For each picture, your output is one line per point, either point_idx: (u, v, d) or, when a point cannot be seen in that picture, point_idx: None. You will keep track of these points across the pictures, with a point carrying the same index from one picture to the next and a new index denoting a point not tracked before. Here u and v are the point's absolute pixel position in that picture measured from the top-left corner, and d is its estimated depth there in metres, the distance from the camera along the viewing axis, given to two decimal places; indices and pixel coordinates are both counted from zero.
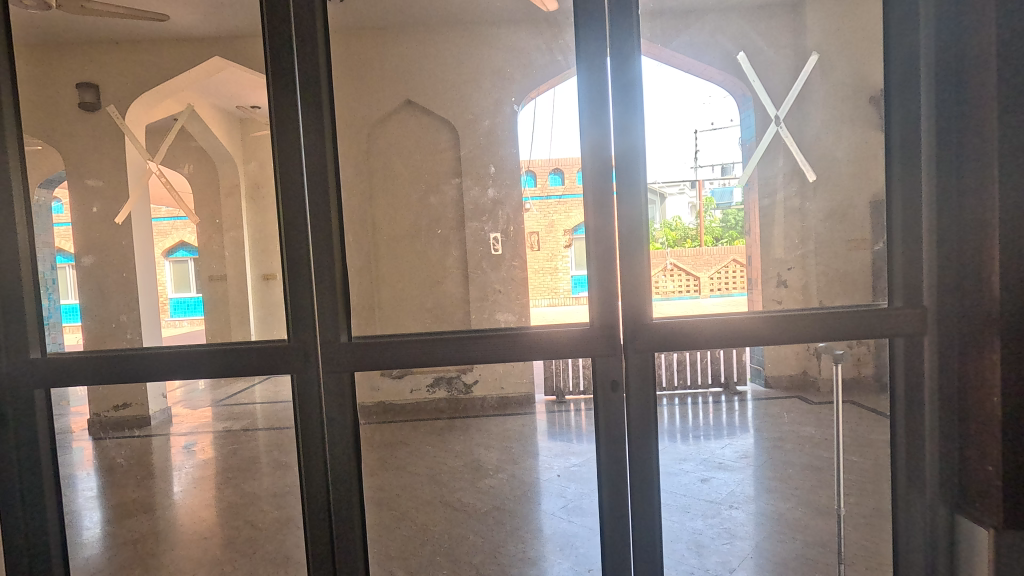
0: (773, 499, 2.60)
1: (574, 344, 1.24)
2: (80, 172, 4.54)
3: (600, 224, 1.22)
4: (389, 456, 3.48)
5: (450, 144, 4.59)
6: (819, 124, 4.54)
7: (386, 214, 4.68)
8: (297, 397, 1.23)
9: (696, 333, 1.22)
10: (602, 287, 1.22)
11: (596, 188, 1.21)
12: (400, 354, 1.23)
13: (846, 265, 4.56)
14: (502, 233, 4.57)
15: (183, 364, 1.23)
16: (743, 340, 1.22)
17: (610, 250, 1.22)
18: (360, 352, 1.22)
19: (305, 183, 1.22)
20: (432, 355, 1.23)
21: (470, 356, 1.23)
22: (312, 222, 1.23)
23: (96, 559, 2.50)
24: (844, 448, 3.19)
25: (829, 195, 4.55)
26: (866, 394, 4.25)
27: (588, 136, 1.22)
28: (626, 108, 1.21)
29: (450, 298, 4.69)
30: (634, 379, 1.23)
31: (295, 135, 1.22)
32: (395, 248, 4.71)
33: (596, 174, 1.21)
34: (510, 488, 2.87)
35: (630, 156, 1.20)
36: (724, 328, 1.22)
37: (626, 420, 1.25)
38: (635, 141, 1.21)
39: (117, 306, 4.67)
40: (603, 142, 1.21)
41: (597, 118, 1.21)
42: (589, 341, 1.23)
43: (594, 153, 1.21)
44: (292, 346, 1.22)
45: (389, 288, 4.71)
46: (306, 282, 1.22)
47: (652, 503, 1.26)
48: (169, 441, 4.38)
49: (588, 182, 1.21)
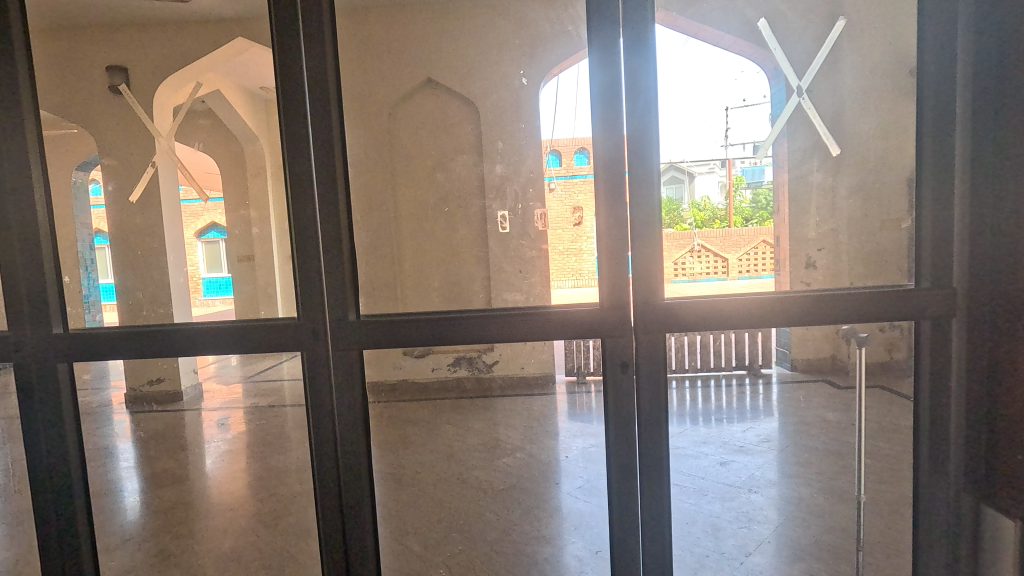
0: (794, 484, 2.55)
1: (584, 326, 1.21)
2: (111, 155, 4.66)
3: (610, 207, 1.18)
4: (409, 433, 3.53)
5: (470, 124, 4.56)
6: (853, 98, 4.35)
7: (408, 194, 4.69)
8: (307, 375, 1.24)
9: (708, 313, 1.19)
10: (612, 269, 1.18)
11: (608, 171, 1.17)
12: (406, 333, 1.22)
13: (879, 245, 4.40)
14: (508, 212, 4.52)
15: (206, 341, 1.25)
16: (759, 322, 1.19)
17: (620, 231, 1.18)
18: (368, 330, 1.22)
19: (313, 160, 1.22)
20: (442, 335, 1.23)
21: (478, 335, 1.22)
22: (320, 200, 1.22)
23: (130, 527, 2.61)
24: (871, 433, 3.10)
25: (863, 172, 4.37)
26: (898, 379, 4.12)
27: (600, 119, 1.17)
28: (640, 83, 1.16)
29: (470, 279, 4.70)
30: (642, 358, 1.21)
31: (301, 111, 1.21)
32: (416, 228, 4.72)
33: (607, 159, 1.17)
34: (527, 467, 2.89)
35: (644, 136, 1.16)
36: (737, 309, 1.19)
37: (636, 402, 1.23)
38: (649, 120, 1.16)
39: (148, 285, 4.82)
40: (615, 122, 1.17)
41: (610, 99, 1.17)
42: (598, 323, 1.20)
43: (606, 134, 1.17)
44: (302, 324, 1.23)
45: (411, 268, 4.75)
46: (314, 260, 1.22)
47: (663, 486, 1.24)
48: (201, 415, 4.53)
49: (599, 164, 1.17)
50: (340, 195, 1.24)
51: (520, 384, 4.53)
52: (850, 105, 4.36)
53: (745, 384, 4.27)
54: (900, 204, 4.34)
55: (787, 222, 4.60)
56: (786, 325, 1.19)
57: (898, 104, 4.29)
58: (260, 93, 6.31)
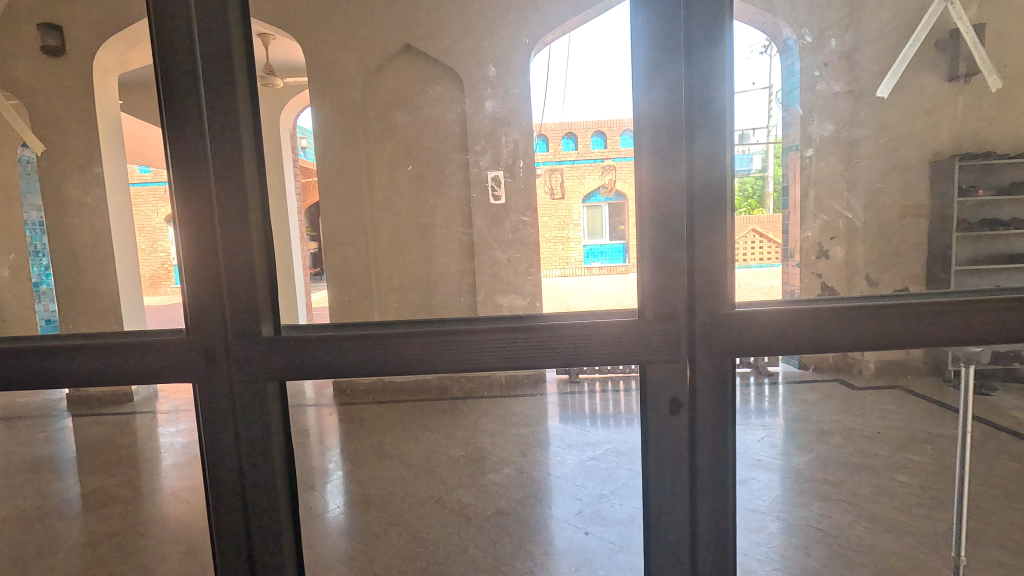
0: (827, 509, 2.20)
1: (616, 345, 0.80)
2: (48, 126, 4.12)
3: (657, 184, 0.78)
4: (383, 443, 3.13)
5: (454, 97, 4.13)
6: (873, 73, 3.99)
7: (384, 174, 4.23)
8: (201, 415, 0.82)
9: (801, 327, 0.80)
10: (661, 263, 0.79)
11: (658, 120, 0.78)
12: (347, 353, 0.81)
13: (896, 234, 4.07)
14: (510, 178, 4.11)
15: (99, 366, 0.83)
16: (875, 340, 0.81)
17: (674, 219, 0.78)
18: (290, 349, 0.81)
19: (203, 94, 0.79)
20: (402, 358, 0.82)
21: (457, 359, 0.81)
22: (216, 157, 0.79)
23: (42, 566, 2.18)
24: (902, 442, 2.77)
25: (881, 154, 4.03)
26: (915, 380, 3.82)
27: (647, 37, 0.77)
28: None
29: (454, 269, 4.28)
30: (700, 393, 0.82)
31: (185, 14, 0.78)
32: (393, 212, 4.27)
33: (658, 98, 0.78)
34: (517, 486, 2.51)
35: (711, 64, 0.77)
36: (847, 323, 0.80)
37: (691, 447, 0.84)
38: (719, 42, 0.77)
39: (94, 273, 4.32)
40: (670, 45, 0.77)
41: (664, 9, 0.77)
42: (640, 343, 0.80)
43: (654, 64, 0.77)
44: (190, 340, 0.81)
45: (388, 257, 4.29)
46: (207, 250, 0.79)
47: (727, 571, 0.87)
48: (152, 418, 4.07)
49: (644, 110, 0.78)
50: (247, 147, 0.81)
51: (508, 383, 4.16)
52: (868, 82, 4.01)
53: (751, 384, 3.94)
54: (919, 190, 4.02)
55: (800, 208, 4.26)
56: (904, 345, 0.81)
57: (921, 81, 3.94)
58: None
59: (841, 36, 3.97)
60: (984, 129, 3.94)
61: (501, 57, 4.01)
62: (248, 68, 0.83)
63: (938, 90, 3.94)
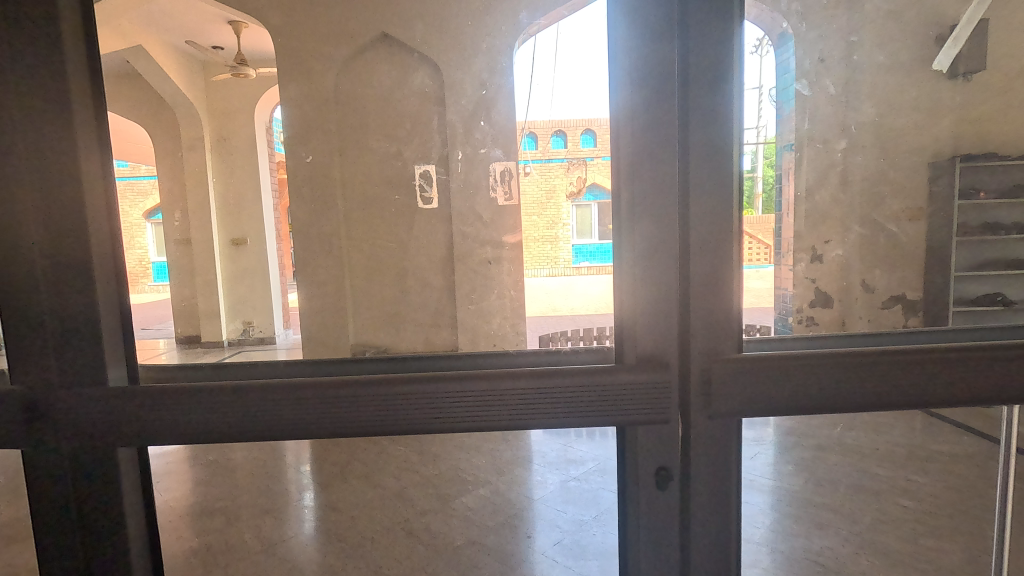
0: (825, 538, 2.03)
1: (607, 402, 0.83)
2: None
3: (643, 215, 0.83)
4: (352, 460, 2.92)
5: (433, 90, 3.92)
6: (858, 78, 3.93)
7: (359, 171, 4.01)
8: None
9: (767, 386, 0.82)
10: (654, 315, 0.83)
11: (654, 180, 0.82)
12: (345, 410, 0.83)
13: (892, 237, 3.92)
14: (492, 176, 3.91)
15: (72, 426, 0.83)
16: (864, 397, 0.83)
17: (661, 252, 0.82)
18: (286, 405, 0.83)
19: (28, 95, 0.80)
20: (399, 413, 0.83)
21: (455, 414, 0.83)
22: (38, 160, 0.80)
23: None
24: (904, 461, 2.60)
25: (879, 155, 3.88)
26: None
27: (645, 100, 0.82)
28: (696, 25, 0.81)
29: (433, 271, 4.08)
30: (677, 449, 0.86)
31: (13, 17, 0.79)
32: (369, 211, 4.05)
33: (654, 158, 0.82)
34: (493, 510, 2.32)
35: (704, 126, 0.81)
36: (838, 381, 0.82)
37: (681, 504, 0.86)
38: (712, 104, 0.81)
39: None
40: (664, 108, 0.82)
41: (661, 75, 0.82)
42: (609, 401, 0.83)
43: (650, 125, 0.82)
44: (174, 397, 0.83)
45: (363, 258, 4.07)
46: (28, 253, 0.80)
47: None
48: None
49: (641, 167, 0.83)
50: (87, 154, 0.83)
51: None
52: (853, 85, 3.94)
53: None
54: (917, 193, 3.87)
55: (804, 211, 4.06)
56: (878, 407, 0.83)
57: (918, 80, 3.80)
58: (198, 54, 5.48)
59: (838, 30, 3.80)
60: (982, 131, 3.81)
61: (481, 54, 3.81)
62: (89, 68, 0.86)
63: (937, 89, 3.80)
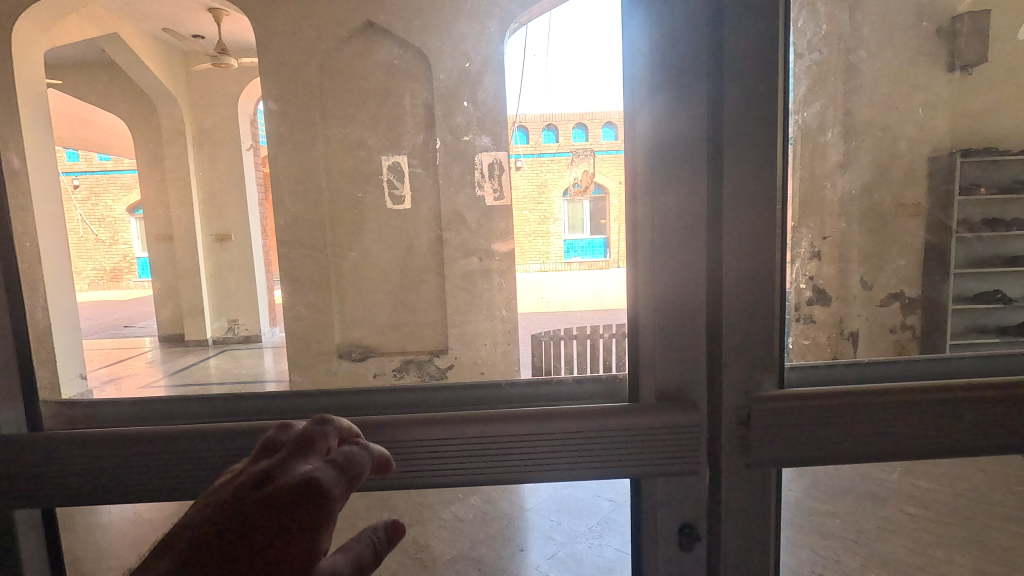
0: (830, 547, 1.95)
1: (643, 451, 1.01)
2: None
3: (654, 240, 1.02)
4: None
5: (421, 80, 3.79)
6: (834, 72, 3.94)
7: (344, 164, 3.86)
8: None
9: (756, 435, 1.00)
10: (679, 364, 1.03)
11: (679, 257, 1.02)
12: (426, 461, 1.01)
13: (891, 233, 3.85)
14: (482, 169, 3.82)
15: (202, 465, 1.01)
16: (849, 447, 1.01)
17: (668, 271, 1.02)
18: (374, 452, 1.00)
19: None
20: (471, 458, 1.01)
21: (517, 462, 1.01)
22: None
23: None
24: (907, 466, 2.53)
25: (878, 148, 3.80)
26: None
27: (674, 191, 1.01)
28: (732, 88, 0.97)
29: (421, 268, 3.95)
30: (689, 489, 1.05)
31: None
32: (354, 206, 3.89)
33: (681, 238, 1.01)
34: (484, 522, 2.21)
35: (726, 212, 0.99)
36: (826, 434, 1.00)
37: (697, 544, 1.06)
38: (733, 193, 0.98)
39: None
40: (693, 194, 1.00)
41: (689, 170, 1.00)
42: (638, 445, 1.02)
43: (677, 210, 1.01)
44: None
45: (348, 255, 3.91)
46: None
47: None
48: None
49: (668, 247, 1.02)
50: None
51: None
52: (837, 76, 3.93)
53: None
54: (917, 188, 3.80)
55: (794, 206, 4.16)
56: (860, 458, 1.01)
57: (920, 74, 3.72)
58: (178, 42, 5.26)
59: (835, 21, 3.72)
60: (983, 124, 3.74)
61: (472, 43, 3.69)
62: None
63: (938, 82, 3.72)
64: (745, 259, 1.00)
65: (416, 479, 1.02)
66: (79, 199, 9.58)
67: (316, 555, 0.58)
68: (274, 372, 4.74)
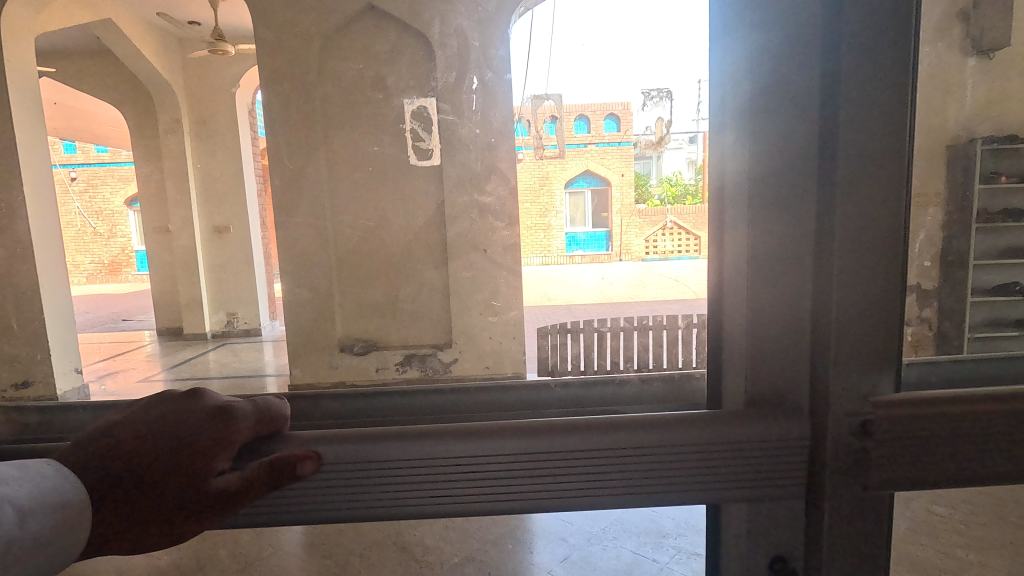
0: None
1: (735, 469, 0.83)
2: None
3: (742, 262, 0.88)
4: None
5: (423, 66, 3.67)
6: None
7: (345, 153, 3.74)
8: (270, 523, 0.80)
9: (926, 457, 0.79)
10: (766, 359, 0.88)
11: (774, 233, 0.84)
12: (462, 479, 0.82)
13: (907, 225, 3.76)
14: (487, 158, 3.72)
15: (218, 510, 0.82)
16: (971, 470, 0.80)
17: (758, 294, 0.87)
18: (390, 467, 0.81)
19: None
20: (518, 479, 0.82)
21: (577, 483, 0.82)
22: None
23: None
24: None
25: None
26: None
27: (770, 150, 0.83)
28: (855, 74, 0.74)
29: (425, 260, 3.86)
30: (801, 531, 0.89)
31: None
32: (355, 197, 3.78)
33: (776, 210, 0.83)
34: (494, 523, 2.14)
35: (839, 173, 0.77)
36: (943, 459, 0.79)
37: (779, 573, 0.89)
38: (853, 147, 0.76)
39: None
40: (790, 153, 0.81)
41: (791, 123, 0.80)
42: (764, 474, 0.83)
43: (771, 172, 0.83)
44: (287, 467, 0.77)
45: (350, 246, 3.81)
46: None
47: None
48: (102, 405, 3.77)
49: (759, 220, 0.85)
50: None
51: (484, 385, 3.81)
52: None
53: None
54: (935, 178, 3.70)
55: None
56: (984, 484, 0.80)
57: None
58: (172, 29, 5.10)
59: None
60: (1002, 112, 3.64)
61: (482, 30, 3.58)
62: None
63: None
64: (855, 300, 0.77)
65: (445, 502, 0.82)
66: (78, 191, 9.62)
67: (215, 453, 0.68)
68: (275, 367, 4.65)
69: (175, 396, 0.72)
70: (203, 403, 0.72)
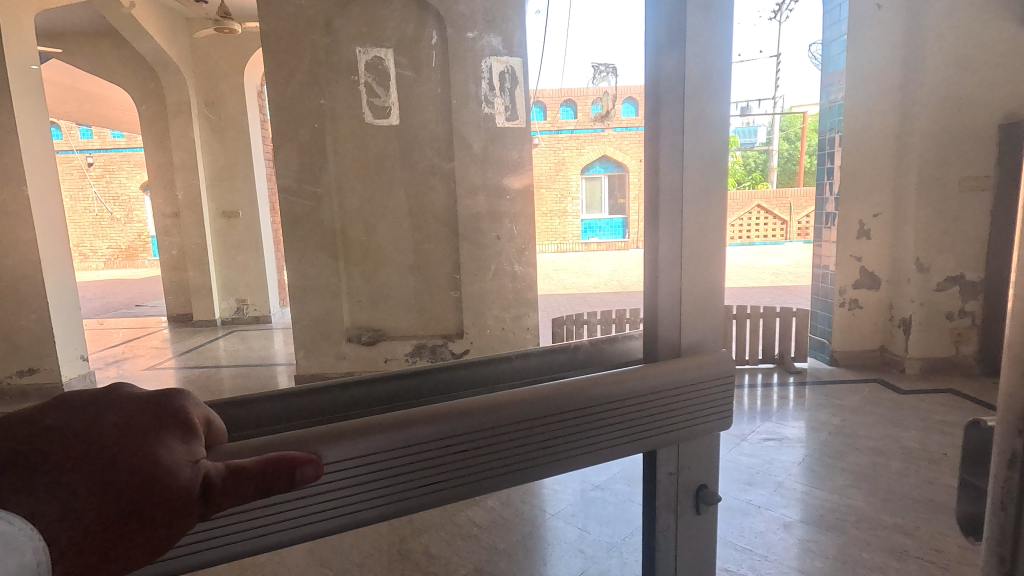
0: (886, 558, 1.86)
1: (696, 402, 1.03)
2: None
3: (676, 232, 1.06)
4: None
5: (439, 45, 3.52)
6: (867, 51, 3.91)
7: (355, 136, 3.59)
8: (278, 535, 0.75)
9: None
10: (692, 313, 1.09)
11: (694, 215, 1.05)
12: (474, 456, 0.86)
13: (951, 210, 3.81)
14: (503, 143, 3.57)
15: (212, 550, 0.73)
16: None
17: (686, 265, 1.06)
18: (410, 455, 0.81)
19: None
20: (518, 446, 0.89)
21: (568, 440, 0.93)
22: None
23: None
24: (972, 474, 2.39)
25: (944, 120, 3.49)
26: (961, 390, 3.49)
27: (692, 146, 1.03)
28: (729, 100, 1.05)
29: (437, 249, 3.72)
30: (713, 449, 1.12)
31: None
32: (365, 182, 3.64)
33: (694, 198, 1.05)
34: (503, 534, 2.06)
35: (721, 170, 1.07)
36: None
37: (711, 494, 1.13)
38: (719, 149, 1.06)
39: None
40: (704, 153, 1.04)
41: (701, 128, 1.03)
42: (706, 413, 1.04)
43: (700, 168, 1.04)
44: (290, 463, 0.66)
45: (360, 234, 3.68)
46: None
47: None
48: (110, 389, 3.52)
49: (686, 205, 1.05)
50: None
51: None
52: (862, 55, 3.91)
53: (764, 387, 3.69)
54: (984, 159, 3.75)
55: (838, 192, 4.06)
56: None
57: (991, 39, 3.66)
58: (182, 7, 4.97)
59: None
60: None
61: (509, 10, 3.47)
62: None
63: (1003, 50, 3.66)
64: None
65: (459, 481, 0.85)
66: (96, 176, 10.32)
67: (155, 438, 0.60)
68: (285, 355, 4.57)
69: (98, 412, 0.61)
70: (136, 419, 0.61)
